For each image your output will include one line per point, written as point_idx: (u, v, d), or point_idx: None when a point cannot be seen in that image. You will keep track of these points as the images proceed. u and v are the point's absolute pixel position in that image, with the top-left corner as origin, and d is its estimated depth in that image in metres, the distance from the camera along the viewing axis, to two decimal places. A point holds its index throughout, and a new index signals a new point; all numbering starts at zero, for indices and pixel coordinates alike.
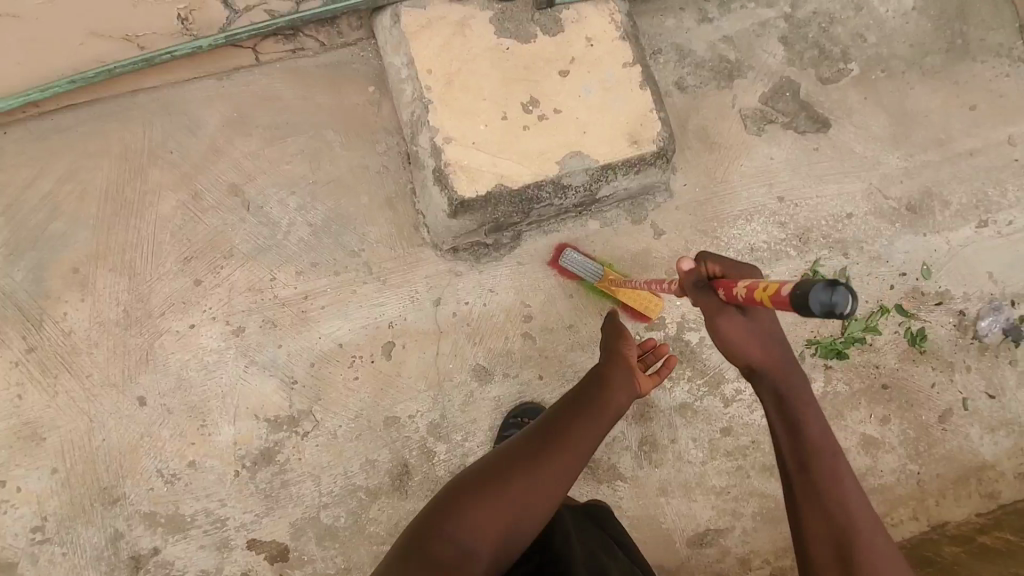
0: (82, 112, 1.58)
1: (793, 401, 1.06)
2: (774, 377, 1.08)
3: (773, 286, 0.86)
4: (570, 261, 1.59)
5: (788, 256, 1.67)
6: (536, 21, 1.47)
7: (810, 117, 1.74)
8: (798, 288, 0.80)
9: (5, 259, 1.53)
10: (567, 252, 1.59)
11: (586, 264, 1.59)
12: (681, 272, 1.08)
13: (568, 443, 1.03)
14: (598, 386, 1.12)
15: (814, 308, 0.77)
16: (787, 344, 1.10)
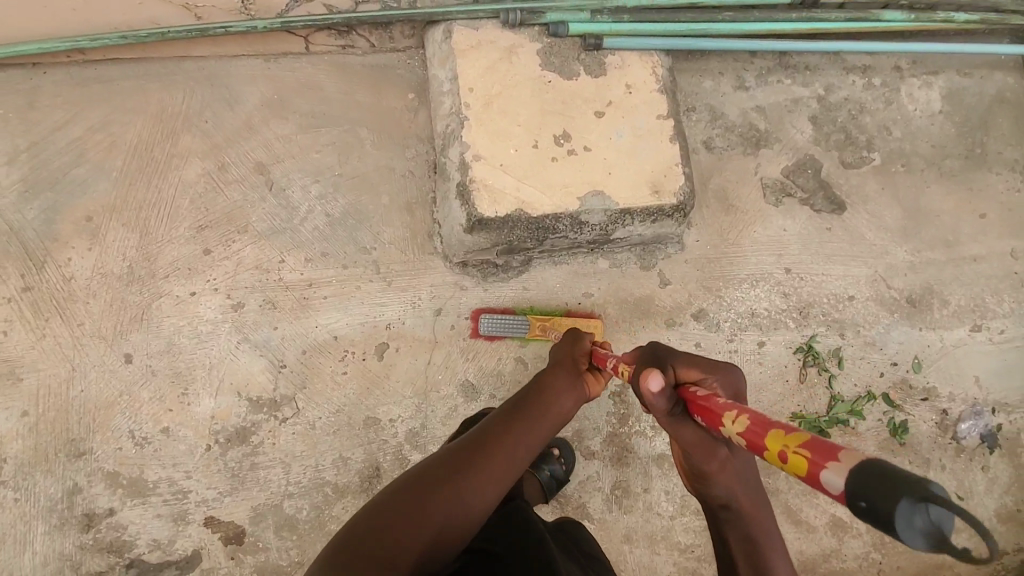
0: (126, 68, 1.61)
1: (761, 547, 0.98)
2: (749, 523, 1.01)
3: (803, 457, 0.62)
4: (490, 327, 1.56)
5: (786, 327, 1.70)
6: (582, 61, 1.52)
7: (827, 197, 1.79)
8: (857, 483, 0.54)
9: (21, 195, 1.54)
10: (483, 319, 1.56)
11: (504, 324, 1.57)
12: (647, 391, 0.88)
13: (508, 443, 1.02)
14: (548, 389, 1.14)
15: (920, 543, 0.50)
16: (755, 478, 1.03)
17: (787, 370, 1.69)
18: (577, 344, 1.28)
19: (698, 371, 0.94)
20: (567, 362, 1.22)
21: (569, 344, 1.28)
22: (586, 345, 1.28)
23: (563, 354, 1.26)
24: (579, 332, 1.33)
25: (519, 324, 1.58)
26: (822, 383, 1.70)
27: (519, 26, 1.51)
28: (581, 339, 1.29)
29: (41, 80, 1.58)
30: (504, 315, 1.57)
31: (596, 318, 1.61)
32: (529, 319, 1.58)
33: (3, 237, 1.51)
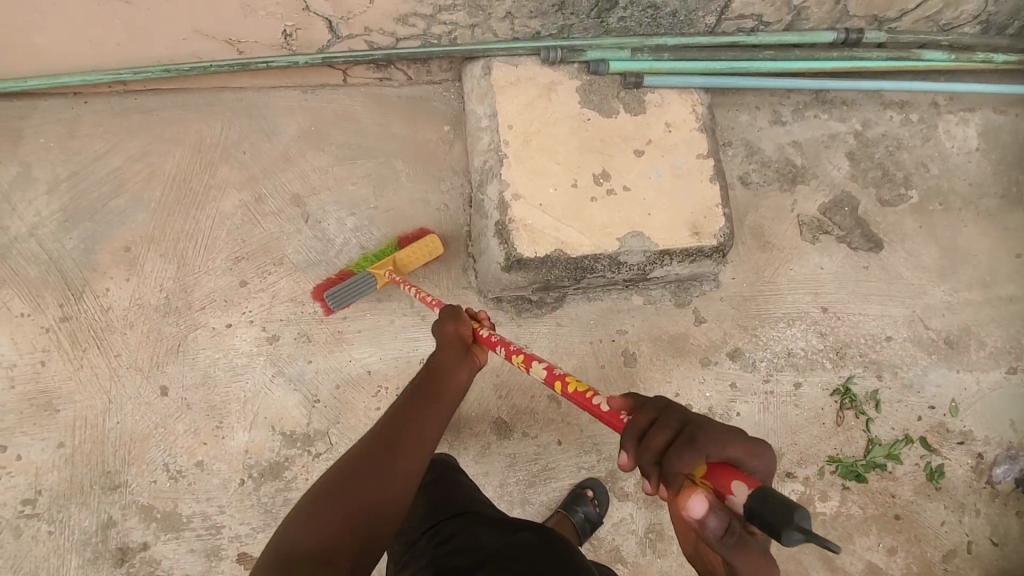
0: (165, 98, 1.61)
1: None
2: None
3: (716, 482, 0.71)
4: (338, 297, 1.50)
5: (823, 368, 1.69)
6: (621, 98, 1.50)
7: (863, 235, 1.77)
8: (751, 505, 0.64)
9: (60, 225, 1.54)
10: (331, 295, 1.50)
11: (352, 289, 1.51)
12: (690, 517, 0.67)
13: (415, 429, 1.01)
14: (436, 385, 1.08)
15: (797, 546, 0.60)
16: None
17: (823, 413, 1.68)
18: (460, 323, 1.18)
19: (731, 459, 0.74)
20: (450, 347, 1.14)
21: (451, 324, 1.18)
22: (468, 326, 1.19)
23: (447, 336, 1.16)
24: (461, 309, 1.23)
25: (363, 283, 1.52)
26: (858, 426, 1.69)
27: (559, 63, 1.49)
28: (463, 319, 1.19)
29: (81, 109, 1.59)
30: (347, 282, 1.50)
31: (428, 235, 1.54)
32: (370, 274, 1.52)
33: (42, 266, 1.52)
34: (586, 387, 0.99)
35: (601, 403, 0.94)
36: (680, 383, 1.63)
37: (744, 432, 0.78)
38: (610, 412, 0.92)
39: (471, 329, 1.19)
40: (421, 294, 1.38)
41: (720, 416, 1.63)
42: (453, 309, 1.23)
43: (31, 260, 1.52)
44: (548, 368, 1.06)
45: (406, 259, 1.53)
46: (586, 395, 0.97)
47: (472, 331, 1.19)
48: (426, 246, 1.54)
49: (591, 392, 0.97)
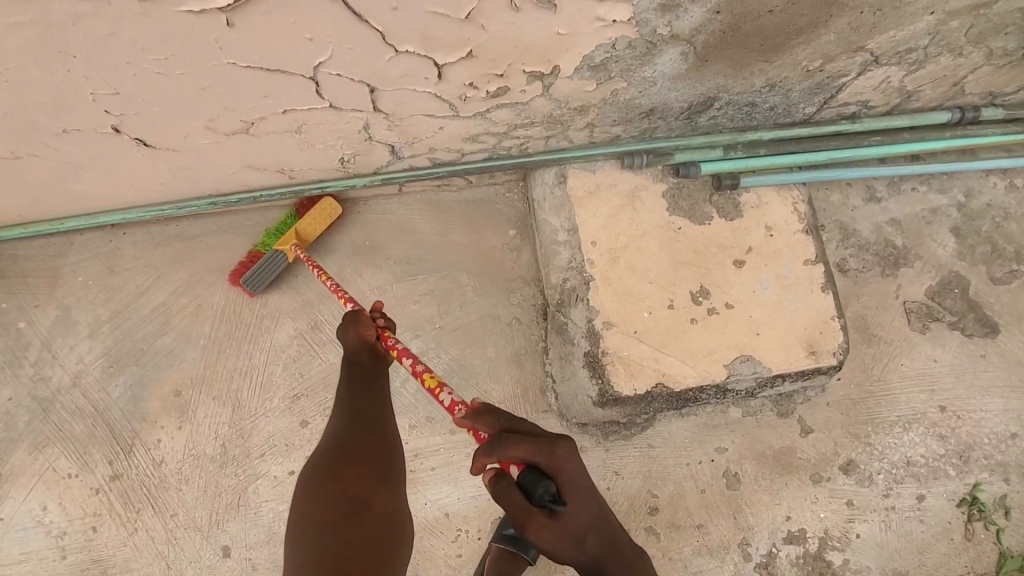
0: (208, 222, 1.49)
1: None
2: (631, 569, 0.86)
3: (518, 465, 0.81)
4: (251, 279, 1.39)
5: (946, 475, 1.50)
6: (714, 202, 1.34)
7: (978, 319, 1.59)
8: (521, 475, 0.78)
9: (105, 373, 1.43)
10: (246, 281, 1.39)
11: (267, 269, 1.39)
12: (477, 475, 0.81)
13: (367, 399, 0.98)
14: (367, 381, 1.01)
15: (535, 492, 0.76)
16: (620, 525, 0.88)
17: (951, 527, 1.47)
18: (362, 327, 1.05)
19: (525, 455, 0.78)
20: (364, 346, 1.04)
21: (354, 329, 1.05)
22: (372, 323, 1.06)
23: (353, 341, 1.05)
24: (359, 309, 1.08)
25: (276, 260, 1.39)
26: (987, 538, 1.47)
27: (643, 167, 1.33)
28: (364, 322, 1.05)
29: (121, 241, 1.47)
30: (258, 262, 1.38)
31: (324, 198, 1.40)
32: (278, 251, 1.38)
33: (88, 419, 1.41)
34: (439, 381, 0.93)
35: (446, 398, 0.91)
36: (791, 505, 1.47)
37: (542, 434, 0.80)
38: (451, 405, 0.90)
39: (378, 329, 1.07)
40: (326, 278, 1.21)
41: (838, 540, 1.46)
42: (350, 309, 1.09)
43: (77, 414, 1.41)
44: (413, 361, 0.97)
45: (308, 228, 1.40)
46: (438, 391, 0.92)
47: (377, 329, 1.07)
48: (326, 210, 1.41)
49: (444, 387, 0.92)
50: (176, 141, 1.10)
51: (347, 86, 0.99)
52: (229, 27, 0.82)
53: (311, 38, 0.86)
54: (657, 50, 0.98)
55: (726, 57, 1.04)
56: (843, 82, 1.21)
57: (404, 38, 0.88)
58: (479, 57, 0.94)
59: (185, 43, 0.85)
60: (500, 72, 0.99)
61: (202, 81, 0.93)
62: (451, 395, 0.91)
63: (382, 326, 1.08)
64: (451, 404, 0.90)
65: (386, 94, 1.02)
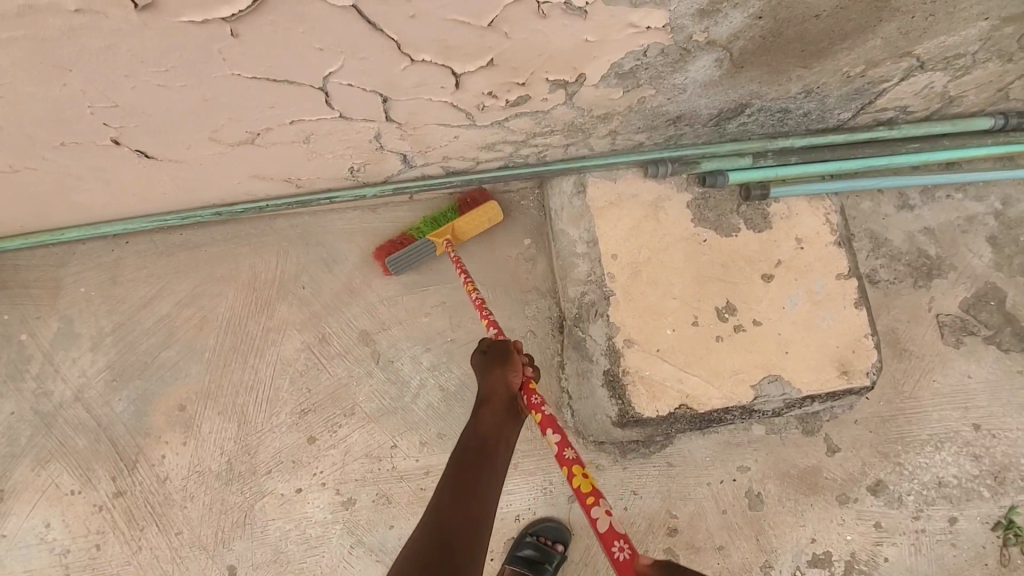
0: (213, 231, 1.44)
1: None
2: None
3: None
4: (395, 262, 1.34)
5: (980, 497, 1.43)
6: (741, 212, 1.28)
7: (1015, 333, 1.50)
8: None
9: (107, 386, 1.39)
10: (391, 262, 1.34)
11: (413, 256, 1.34)
12: None
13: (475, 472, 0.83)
14: (496, 428, 0.91)
15: None
16: None
17: (984, 552, 1.41)
18: (509, 370, 0.96)
19: None
20: (504, 389, 0.94)
21: (499, 370, 0.96)
22: (521, 369, 0.96)
23: (495, 381, 0.96)
24: (508, 348, 0.99)
25: (424, 249, 1.34)
26: None
27: (668, 176, 1.26)
28: (513, 365, 0.96)
29: (123, 251, 1.43)
30: (407, 248, 1.33)
31: (490, 201, 1.35)
32: (429, 241, 1.33)
33: (91, 434, 1.37)
34: (593, 490, 0.76)
35: (602, 519, 0.72)
36: (816, 527, 1.41)
37: None
38: (610, 536, 0.71)
39: (524, 378, 0.96)
40: (474, 289, 1.16)
41: (865, 563, 1.40)
42: (496, 351, 1.00)
43: (79, 429, 1.37)
44: (560, 442, 0.84)
45: (466, 226, 1.35)
46: (589, 500, 0.75)
47: (524, 377, 0.97)
48: (488, 213, 1.35)
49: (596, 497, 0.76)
50: (177, 152, 1.05)
51: (358, 97, 0.93)
52: (233, 37, 0.76)
53: (320, 48, 0.80)
54: (690, 57, 0.92)
55: (764, 63, 0.97)
56: (884, 88, 1.13)
57: (420, 47, 0.82)
58: (499, 65, 0.88)
59: (186, 55, 0.79)
60: (521, 81, 0.93)
61: (205, 92, 0.88)
62: (605, 515, 0.73)
63: (527, 375, 0.97)
64: (608, 533, 0.72)
65: (398, 104, 0.96)
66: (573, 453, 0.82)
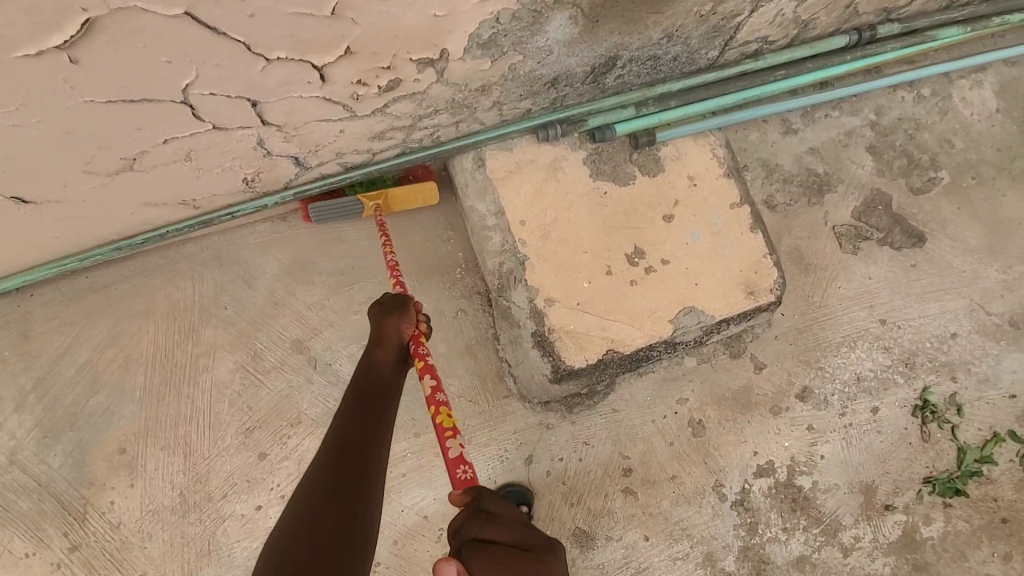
0: (121, 267, 1.40)
1: None
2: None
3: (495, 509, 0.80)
4: (318, 210, 1.33)
5: (896, 384, 1.56)
6: (634, 161, 1.34)
7: (904, 231, 1.62)
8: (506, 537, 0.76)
9: (40, 444, 1.35)
10: (312, 208, 1.32)
11: (336, 210, 1.33)
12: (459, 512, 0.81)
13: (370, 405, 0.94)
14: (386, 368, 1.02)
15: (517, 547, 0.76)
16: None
17: (907, 433, 1.54)
18: (403, 320, 1.06)
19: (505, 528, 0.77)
20: (396, 336, 1.04)
21: (394, 319, 1.06)
22: (413, 321, 1.07)
23: (389, 329, 1.05)
24: (405, 302, 1.09)
25: (348, 206, 1.34)
26: (944, 437, 1.54)
27: (559, 137, 1.31)
28: (405, 318, 1.06)
29: (29, 303, 1.38)
30: (331, 200, 1.32)
31: (428, 183, 1.38)
32: (358, 200, 1.33)
33: (33, 495, 1.33)
34: (452, 426, 0.92)
35: (454, 448, 0.89)
36: (756, 440, 1.51)
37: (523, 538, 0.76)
38: (457, 461, 0.87)
39: (414, 328, 1.07)
40: (389, 251, 1.23)
41: (804, 464, 1.51)
42: (392, 303, 1.09)
43: (19, 492, 1.33)
44: (433, 385, 0.96)
45: (397, 198, 1.37)
46: (447, 435, 0.91)
47: (415, 329, 1.07)
48: (422, 192, 1.38)
49: (454, 430, 0.91)
50: (57, 191, 1.02)
51: (225, 105, 0.93)
52: (75, 63, 0.76)
53: (169, 61, 0.80)
54: (543, 18, 0.96)
55: (617, 13, 1.03)
56: (739, 22, 1.20)
57: (273, 45, 0.83)
58: (358, 52, 0.90)
59: (32, 88, 0.77)
60: (386, 65, 0.95)
61: (65, 125, 0.86)
62: (458, 448, 0.89)
63: (419, 328, 1.08)
64: (457, 460, 0.87)
65: (270, 105, 0.96)
66: (443, 396, 0.95)
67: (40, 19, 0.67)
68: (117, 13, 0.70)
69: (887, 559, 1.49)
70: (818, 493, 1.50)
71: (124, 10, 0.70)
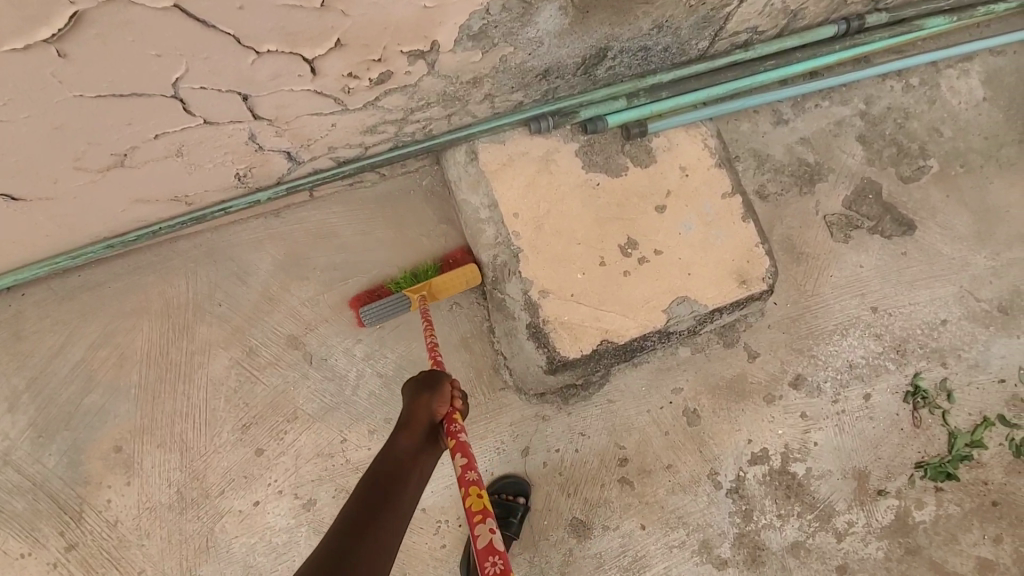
0: (113, 265, 1.39)
1: None
2: None
3: None
4: (371, 313, 1.34)
5: (887, 370, 1.58)
6: (626, 152, 1.34)
7: (894, 219, 1.64)
8: None
9: (34, 443, 1.34)
10: (364, 313, 1.34)
11: (387, 309, 1.34)
12: None
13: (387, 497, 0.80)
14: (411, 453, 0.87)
15: None
16: None
17: (899, 419, 1.56)
18: (437, 400, 0.93)
19: None
20: (426, 417, 0.91)
21: (426, 396, 0.94)
22: (448, 400, 0.94)
23: (421, 407, 0.93)
24: (440, 379, 0.97)
25: (396, 304, 1.34)
26: (935, 422, 1.56)
27: (552, 130, 1.31)
28: (440, 397, 0.93)
29: (21, 303, 1.37)
30: (380, 301, 1.33)
31: (470, 266, 1.36)
32: (404, 296, 1.34)
33: (29, 495, 1.33)
34: (484, 509, 0.72)
35: (483, 535, 0.67)
36: (750, 428, 1.53)
37: None
38: (486, 551, 0.65)
39: (449, 409, 0.93)
40: (429, 332, 1.16)
41: (798, 451, 1.53)
42: (428, 378, 0.97)
43: (15, 492, 1.32)
44: (466, 465, 0.80)
45: (442, 285, 1.35)
46: (476, 518, 0.71)
47: (449, 408, 0.94)
48: (463, 275, 1.36)
49: (485, 514, 0.71)
50: (46, 188, 1.02)
51: (216, 99, 0.93)
52: (64, 57, 0.75)
53: (158, 54, 0.79)
54: (533, 9, 0.96)
55: None
56: (728, 12, 1.21)
57: (263, 37, 0.83)
58: (349, 45, 0.90)
59: (21, 84, 0.77)
60: (377, 57, 0.95)
61: (54, 120, 0.86)
62: (488, 531, 0.68)
63: (453, 407, 0.94)
64: (485, 548, 0.65)
65: (261, 99, 0.96)
66: (475, 475, 0.78)
67: (27, 13, 0.67)
68: (105, 5, 0.70)
69: (880, 543, 1.51)
70: (812, 480, 1.52)
71: (112, 3, 0.70)
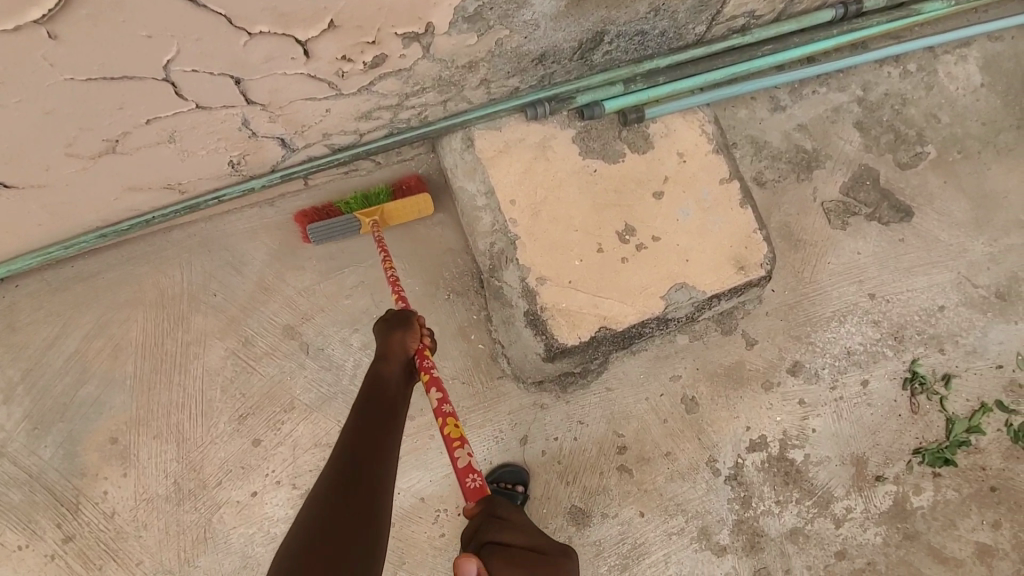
0: (107, 255, 1.38)
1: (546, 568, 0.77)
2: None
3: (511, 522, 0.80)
4: (317, 231, 1.30)
5: (885, 357, 1.58)
6: (623, 138, 1.33)
7: (892, 206, 1.63)
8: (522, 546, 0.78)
9: (29, 435, 1.33)
10: (312, 231, 1.29)
11: (335, 230, 1.30)
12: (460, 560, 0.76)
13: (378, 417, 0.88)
14: (393, 381, 0.96)
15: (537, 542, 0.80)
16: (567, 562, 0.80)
17: (897, 405, 1.56)
18: (409, 335, 1.01)
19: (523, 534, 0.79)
20: (401, 350, 0.99)
21: (399, 332, 1.01)
22: (420, 335, 1.02)
23: (394, 342, 1.00)
24: (409, 315, 1.04)
25: (347, 225, 1.30)
26: (933, 408, 1.56)
27: (548, 115, 1.30)
28: (412, 333, 1.01)
29: (14, 294, 1.36)
30: (329, 220, 1.29)
31: (423, 193, 1.34)
32: (356, 218, 1.30)
33: (25, 487, 1.32)
34: (461, 436, 0.87)
35: (462, 458, 0.85)
36: (749, 415, 1.53)
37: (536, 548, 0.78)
38: (466, 470, 0.84)
39: (421, 343, 1.02)
40: (389, 266, 1.19)
41: (797, 438, 1.53)
42: (397, 316, 1.04)
43: (11, 484, 1.32)
44: (441, 397, 0.92)
45: (395, 212, 1.34)
46: (455, 444, 0.86)
47: (421, 342, 1.02)
48: (418, 203, 1.35)
49: (462, 440, 0.87)
50: (37, 175, 1.00)
51: (208, 83, 0.91)
52: (53, 38, 0.74)
53: (150, 36, 0.78)
54: None
55: None
56: None
57: (255, 19, 0.81)
58: (342, 26, 0.88)
59: (10, 67, 0.76)
60: (371, 39, 0.94)
61: (44, 105, 0.84)
62: (467, 456, 0.85)
63: (425, 342, 1.03)
64: (466, 468, 0.84)
65: (254, 83, 0.95)
66: (450, 406, 0.90)
67: None
68: None
69: (878, 529, 1.51)
70: (811, 466, 1.52)
71: None
